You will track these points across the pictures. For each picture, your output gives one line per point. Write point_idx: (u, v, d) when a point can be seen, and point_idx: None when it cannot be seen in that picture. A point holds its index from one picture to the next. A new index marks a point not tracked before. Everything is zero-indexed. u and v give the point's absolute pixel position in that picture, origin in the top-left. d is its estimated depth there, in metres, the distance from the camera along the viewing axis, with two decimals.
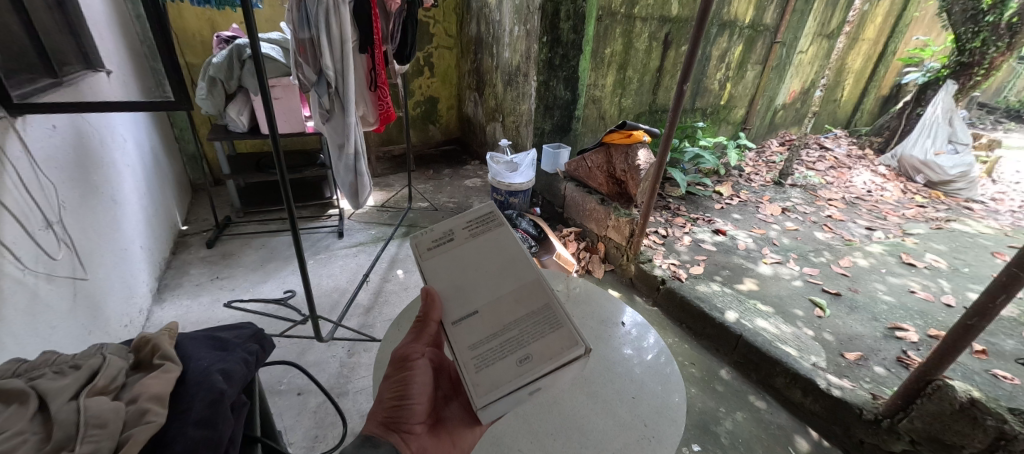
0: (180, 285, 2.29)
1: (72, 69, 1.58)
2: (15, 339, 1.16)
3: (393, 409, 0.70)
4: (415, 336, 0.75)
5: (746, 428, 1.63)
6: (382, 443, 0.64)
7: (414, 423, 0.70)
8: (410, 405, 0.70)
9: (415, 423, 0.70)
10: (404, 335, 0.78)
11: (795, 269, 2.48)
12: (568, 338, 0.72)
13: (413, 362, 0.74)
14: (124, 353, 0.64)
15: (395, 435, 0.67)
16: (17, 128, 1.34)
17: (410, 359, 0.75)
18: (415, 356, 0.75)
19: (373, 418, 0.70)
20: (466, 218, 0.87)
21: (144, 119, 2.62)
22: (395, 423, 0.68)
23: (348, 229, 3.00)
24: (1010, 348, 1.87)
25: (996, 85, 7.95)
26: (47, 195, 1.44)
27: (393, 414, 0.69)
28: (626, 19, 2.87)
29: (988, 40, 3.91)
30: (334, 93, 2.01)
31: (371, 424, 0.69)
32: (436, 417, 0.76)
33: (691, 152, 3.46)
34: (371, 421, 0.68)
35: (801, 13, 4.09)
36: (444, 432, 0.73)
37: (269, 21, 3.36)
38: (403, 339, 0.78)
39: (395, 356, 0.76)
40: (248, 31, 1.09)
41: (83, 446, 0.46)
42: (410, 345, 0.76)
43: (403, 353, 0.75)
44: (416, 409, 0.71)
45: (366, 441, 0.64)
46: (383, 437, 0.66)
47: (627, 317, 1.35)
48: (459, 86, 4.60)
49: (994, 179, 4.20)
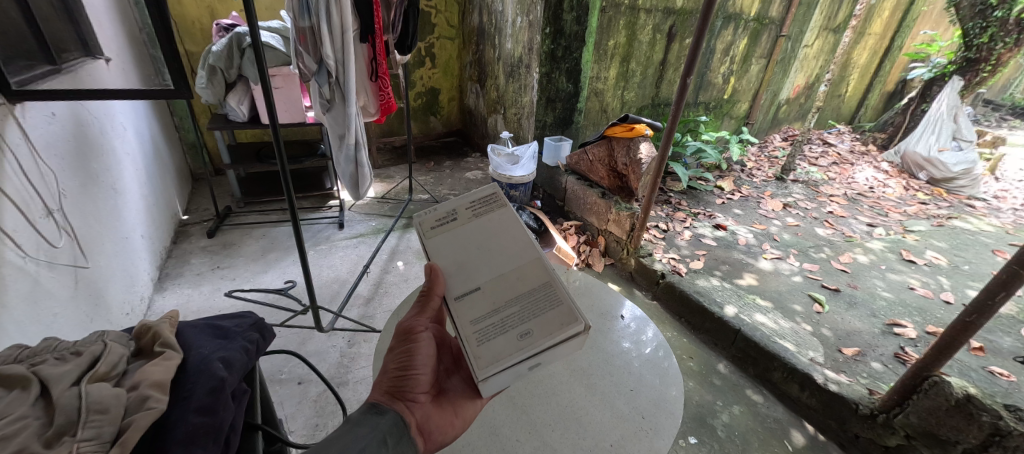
0: (182, 274, 2.30)
1: (71, 56, 1.57)
2: (16, 324, 1.16)
3: (397, 379, 0.70)
4: (419, 309, 0.75)
5: (742, 422, 1.64)
6: (387, 410, 0.65)
7: (417, 392, 0.70)
8: (414, 375, 0.71)
9: (419, 392, 0.70)
10: (408, 309, 0.78)
11: (795, 265, 2.48)
12: (568, 315, 0.72)
13: (418, 334, 0.74)
14: (126, 340, 0.65)
15: (400, 403, 0.68)
16: (16, 115, 1.33)
17: (414, 332, 0.75)
18: (419, 329, 0.75)
19: (377, 387, 0.70)
20: (469, 198, 0.86)
21: (143, 108, 2.60)
22: (400, 392, 0.69)
23: (348, 220, 3.00)
24: (1007, 346, 1.87)
25: (1003, 81, 7.79)
26: (47, 181, 1.43)
27: (398, 383, 0.70)
28: (630, 10, 2.84)
29: (995, 35, 3.87)
30: (335, 82, 1.98)
31: (375, 393, 0.69)
32: (439, 388, 0.77)
33: (694, 146, 3.40)
34: (376, 391, 0.69)
35: (807, 6, 4.04)
36: (447, 403, 0.74)
37: (269, 10, 3.33)
38: (407, 313, 0.78)
39: (399, 329, 0.76)
40: (248, 19, 1.06)
41: (85, 430, 0.47)
42: (414, 319, 0.76)
43: (408, 326, 0.75)
44: (421, 379, 0.71)
45: (372, 408, 0.64)
46: (389, 405, 0.66)
47: (627, 310, 1.36)
48: (460, 77, 4.56)
49: (997, 177, 4.17)
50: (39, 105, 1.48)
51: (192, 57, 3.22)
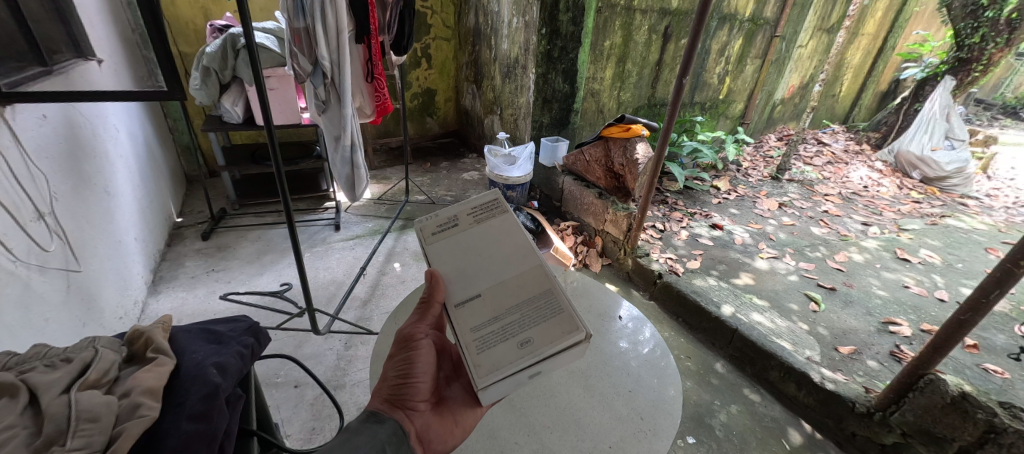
0: (176, 277, 2.28)
1: (61, 57, 1.54)
2: (10, 333, 1.15)
3: (397, 387, 0.69)
4: (419, 316, 0.75)
5: (740, 421, 1.65)
6: (386, 419, 0.64)
7: (418, 400, 0.70)
8: (413, 383, 0.70)
9: (418, 400, 0.70)
10: (408, 316, 0.78)
11: (791, 264, 2.50)
12: (569, 322, 0.71)
13: (418, 342, 0.74)
14: (118, 346, 0.64)
15: (399, 412, 0.67)
16: (5, 117, 1.31)
17: (415, 339, 0.74)
18: (420, 336, 0.74)
19: (377, 395, 0.70)
20: (470, 204, 0.86)
21: (136, 109, 2.58)
22: (399, 400, 0.68)
23: (345, 221, 2.99)
24: (1000, 343, 1.89)
25: (993, 81, 7.78)
26: (38, 184, 1.41)
27: (397, 391, 0.69)
28: (626, 11, 2.85)
29: (987, 36, 3.91)
30: (330, 84, 1.96)
31: (375, 401, 0.68)
32: (439, 396, 0.76)
33: (690, 146, 3.40)
34: (376, 399, 0.68)
35: (801, 6, 4.06)
36: (447, 411, 0.74)
37: (264, 10, 3.32)
38: (407, 320, 0.77)
39: (399, 336, 0.75)
40: (242, 19, 1.05)
41: (75, 439, 0.46)
42: (414, 325, 0.76)
43: (407, 333, 0.75)
44: (420, 387, 0.70)
45: (371, 417, 0.64)
46: (389, 413, 0.66)
47: (625, 310, 1.36)
48: (456, 78, 4.55)
49: (989, 176, 4.21)
50: (29, 106, 1.46)
51: (185, 58, 3.20)
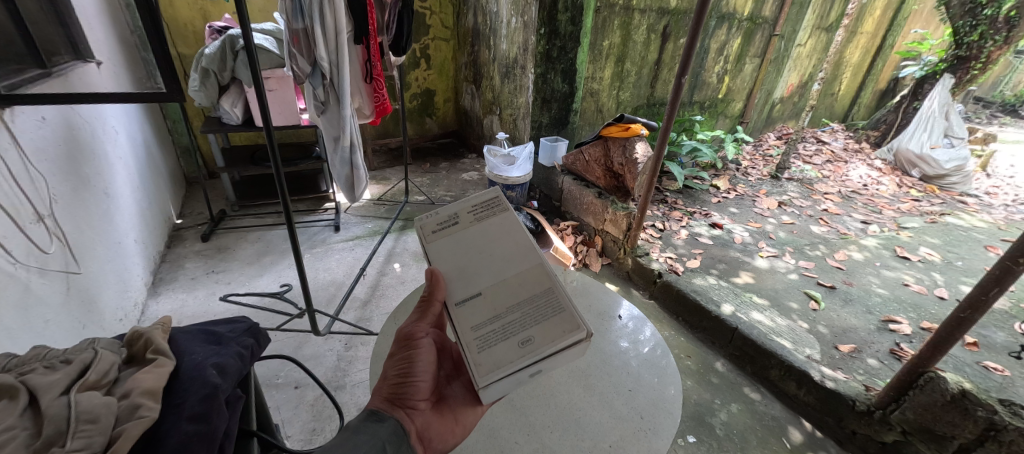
0: (176, 279, 2.28)
1: (61, 59, 1.54)
2: (9, 335, 1.14)
3: (397, 386, 0.69)
4: (419, 314, 0.75)
5: (740, 420, 1.65)
6: (386, 417, 0.64)
7: (418, 399, 0.70)
8: (414, 382, 0.70)
9: (419, 399, 0.70)
10: (409, 315, 0.78)
11: (791, 263, 2.49)
12: (569, 321, 0.71)
13: (418, 341, 0.74)
14: (117, 347, 0.64)
15: (399, 410, 0.67)
16: (4, 119, 1.31)
17: (415, 338, 0.74)
18: (420, 335, 0.74)
19: (377, 394, 0.70)
20: (470, 202, 0.86)
21: (135, 111, 2.58)
22: (399, 399, 0.68)
23: (344, 222, 2.99)
24: (1000, 340, 1.89)
25: (993, 79, 7.74)
26: (37, 187, 1.41)
27: (397, 390, 0.69)
28: (625, 11, 2.86)
29: (985, 34, 3.91)
30: (329, 85, 1.96)
31: (375, 400, 0.68)
32: (439, 394, 0.76)
33: (689, 145, 3.41)
34: (376, 397, 0.69)
35: (800, 5, 4.07)
36: (447, 410, 0.74)
37: (262, 11, 3.32)
38: (407, 319, 0.77)
39: (399, 335, 0.75)
40: (240, 20, 1.05)
41: (74, 441, 0.46)
42: (415, 324, 0.76)
43: (408, 333, 0.75)
44: (420, 386, 0.70)
45: (372, 416, 0.64)
46: (389, 412, 0.66)
47: (625, 310, 1.36)
48: (455, 78, 4.55)
49: (988, 173, 4.21)
50: (29, 109, 1.46)
51: (184, 59, 3.20)
